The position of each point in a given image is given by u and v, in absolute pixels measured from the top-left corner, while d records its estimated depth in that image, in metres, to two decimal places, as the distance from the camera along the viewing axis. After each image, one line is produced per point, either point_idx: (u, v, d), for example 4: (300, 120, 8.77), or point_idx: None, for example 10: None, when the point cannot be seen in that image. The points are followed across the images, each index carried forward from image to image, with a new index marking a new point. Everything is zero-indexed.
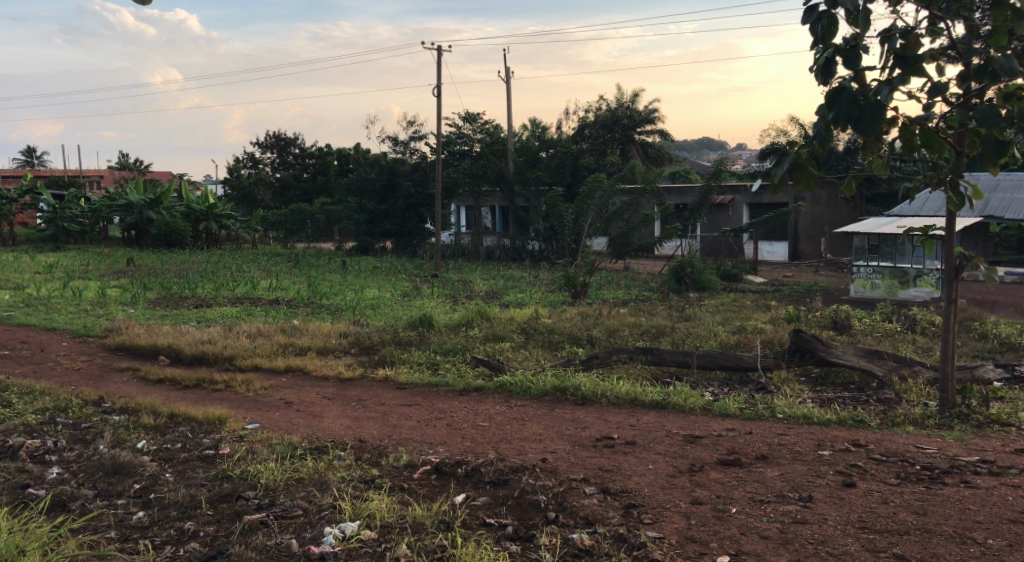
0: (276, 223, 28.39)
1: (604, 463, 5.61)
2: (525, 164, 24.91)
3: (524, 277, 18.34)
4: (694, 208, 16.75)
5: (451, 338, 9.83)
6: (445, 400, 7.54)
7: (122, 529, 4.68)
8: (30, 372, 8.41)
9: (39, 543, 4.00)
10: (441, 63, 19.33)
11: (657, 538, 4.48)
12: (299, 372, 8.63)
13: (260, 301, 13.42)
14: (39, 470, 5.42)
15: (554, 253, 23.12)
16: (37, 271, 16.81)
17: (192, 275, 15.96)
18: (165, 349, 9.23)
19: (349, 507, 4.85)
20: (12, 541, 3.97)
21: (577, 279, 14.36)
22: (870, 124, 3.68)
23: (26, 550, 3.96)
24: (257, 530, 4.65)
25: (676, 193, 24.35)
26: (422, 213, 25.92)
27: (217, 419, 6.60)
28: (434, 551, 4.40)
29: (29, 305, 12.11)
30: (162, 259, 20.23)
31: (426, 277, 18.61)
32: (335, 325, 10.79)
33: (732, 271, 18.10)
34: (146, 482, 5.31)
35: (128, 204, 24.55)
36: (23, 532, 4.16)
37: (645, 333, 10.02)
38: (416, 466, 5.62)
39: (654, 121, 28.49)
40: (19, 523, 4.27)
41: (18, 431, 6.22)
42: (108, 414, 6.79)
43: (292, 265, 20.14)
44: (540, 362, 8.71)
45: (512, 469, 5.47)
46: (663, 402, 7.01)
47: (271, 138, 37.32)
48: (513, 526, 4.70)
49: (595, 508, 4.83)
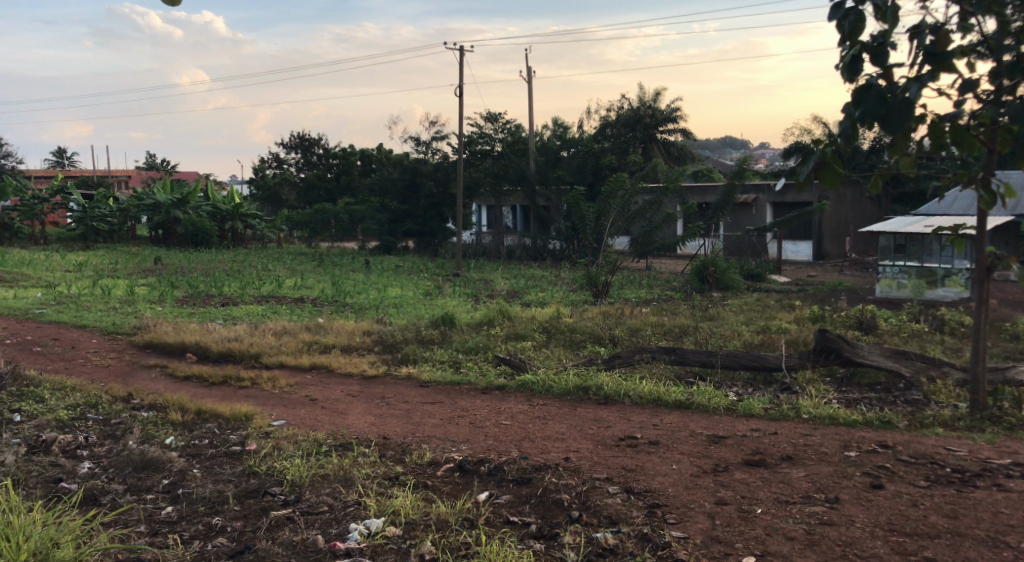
0: (301, 222, 28.70)
1: (628, 463, 5.62)
2: (546, 162, 24.96)
3: (546, 276, 18.37)
4: (717, 207, 16.55)
5: (473, 337, 9.87)
6: (468, 398, 7.57)
7: (153, 524, 4.74)
8: (61, 367, 8.55)
9: (72, 536, 4.06)
10: (462, 62, 19.36)
11: (681, 538, 4.49)
12: (325, 369, 8.71)
13: (286, 299, 13.57)
14: (71, 464, 5.50)
15: (576, 252, 23.09)
16: (70, 269, 17.08)
17: (219, 273, 16.12)
18: (192, 347, 9.32)
19: (374, 502, 4.90)
20: (48, 533, 4.01)
21: (599, 278, 14.26)
22: (898, 121, 3.64)
23: (60, 543, 4.00)
24: (283, 526, 4.70)
25: (699, 192, 24.29)
26: (444, 213, 25.94)
27: (245, 415, 6.68)
28: (458, 548, 4.45)
29: (61, 302, 12.30)
30: (190, 258, 20.39)
31: (447, 276, 18.75)
32: (359, 323, 10.87)
33: (755, 271, 18.00)
34: (174, 477, 5.38)
35: (155, 203, 24.78)
36: (57, 524, 4.22)
37: (668, 332, 10.01)
38: (439, 464, 5.66)
39: (676, 119, 28.35)
40: (54, 516, 4.32)
41: (51, 425, 6.31)
42: (137, 411, 6.88)
43: (317, 264, 20.31)
44: (563, 361, 8.74)
45: (535, 468, 5.51)
46: (687, 402, 7.00)
47: (295, 138, 37.85)
48: (537, 524, 4.72)
49: (619, 507, 4.86)
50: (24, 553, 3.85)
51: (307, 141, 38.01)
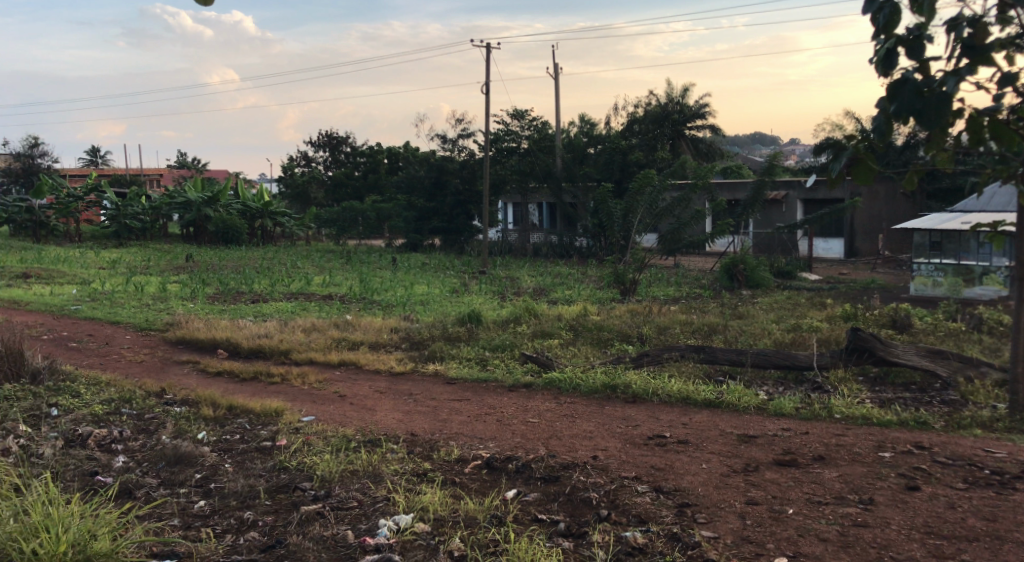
0: (328, 220, 28.89)
1: (657, 462, 5.59)
2: (574, 160, 24.88)
3: (572, 274, 18.32)
4: (747, 205, 16.38)
5: (500, 334, 9.86)
6: (496, 396, 7.57)
7: (186, 517, 4.79)
8: (96, 363, 8.67)
9: (109, 528, 4.10)
10: (489, 59, 19.34)
11: (712, 538, 4.45)
12: (353, 365, 8.75)
13: (315, 296, 13.66)
14: (106, 458, 5.57)
15: (603, 249, 23.00)
16: (103, 266, 17.31)
17: (249, 271, 16.25)
18: (223, 343, 9.41)
19: (403, 499, 4.91)
20: (85, 525, 4.06)
21: (626, 276, 14.14)
22: (937, 116, 3.34)
23: (98, 535, 4.05)
24: (313, 520, 4.72)
25: (728, 189, 24.10)
26: (471, 211, 25.96)
27: (275, 411, 6.73)
28: (487, 545, 4.45)
29: (95, 299, 12.47)
30: (220, 255, 20.57)
31: (474, 273, 18.77)
32: (387, 320, 10.91)
33: (785, 268, 17.84)
34: (207, 472, 5.43)
35: (186, 201, 25.05)
36: (94, 516, 4.27)
37: (697, 330, 9.94)
38: (467, 461, 5.67)
39: (705, 115, 28.15)
40: (91, 509, 4.37)
41: (86, 420, 6.40)
42: (170, 406, 6.96)
43: (344, 262, 20.44)
44: (590, 359, 8.71)
45: (563, 466, 5.49)
46: (716, 401, 6.95)
47: (323, 137, 38.13)
48: (566, 522, 4.71)
49: (648, 506, 4.83)
50: (62, 545, 3.90)
51: (335, 139, 38.23)
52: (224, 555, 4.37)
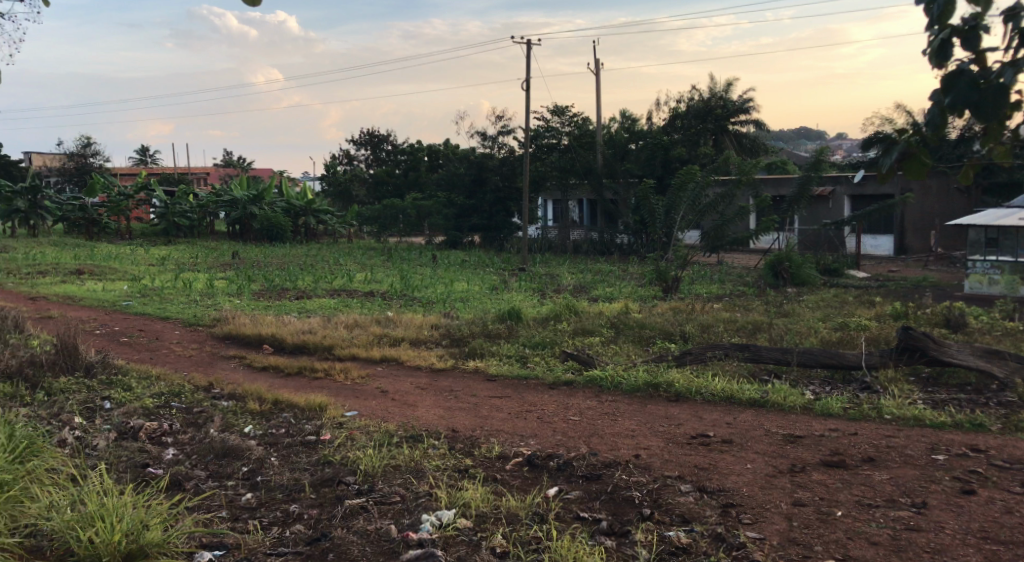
0: (370, 218, 29.10)
1: (701, 461, 5.52)
2: (615, 156, 24.74)
3: (613, 271, 18.21)
4: (792, 200, 16.13)
5: (540, 332, 9.84)
6: (536, 393, 7.55)
7: (233, 509, 4.85)
8: (146, 357, 8.83)
9: (161, 519, 4.16)
10: (529, 55, 19.30)
11: (757, 539, 4.38)
12: (394, 362, 8.79)
13: (357, 293, 13.77)
14: (156, 450, 5.66)
15: (644, 246, 22.86)
16: (152, 263, 17.65)
17: (293, 268, 16.44)
18: (268, 339, 9.51)
19: (445, 495, 4.91)
20: (138, 516, 4.12)
21: (668, 274, 14.01)
22: (996, 109, 3.02)
23: (150, 525, 4.11)
24: (357, 514, 4.75)
25: (773, 185, 23.78)
26: (511, 207, 25.94)
27: (319, 406, 6.78)
28: (529, 543, 4.43)
29: (145, 295, 12.71)
30: (265, 253, 20.84)
31: (514, 270, 18.77)
32: (427, 317, 10.95)
33: (832, 265, 17.55)
34: (253, 465, 5.49)
35: (232, 200, 25.44)
36: (145, 507, 4.33)
37: (741, 328, 9.81)
38: (508, 458, 5.65)
39: (749, 110, 27.82)
40: (143, 499, 4.44)
41: (137, 413, 6.51)
42: (218, 400, 7.05)
43: (385, 259, 20.57)
44: (632, 357, 8.64)
45: (605, 464, 5.45)
46: (761, 400, 6.85)
47: (365, 135, 38.45)
48: (608, 520, 4.67)
49: (692, 506, 4.78)
50: (117, 534, 3.95)
51: (376, 138, 38.52)
52: (271, 547, 4.41)
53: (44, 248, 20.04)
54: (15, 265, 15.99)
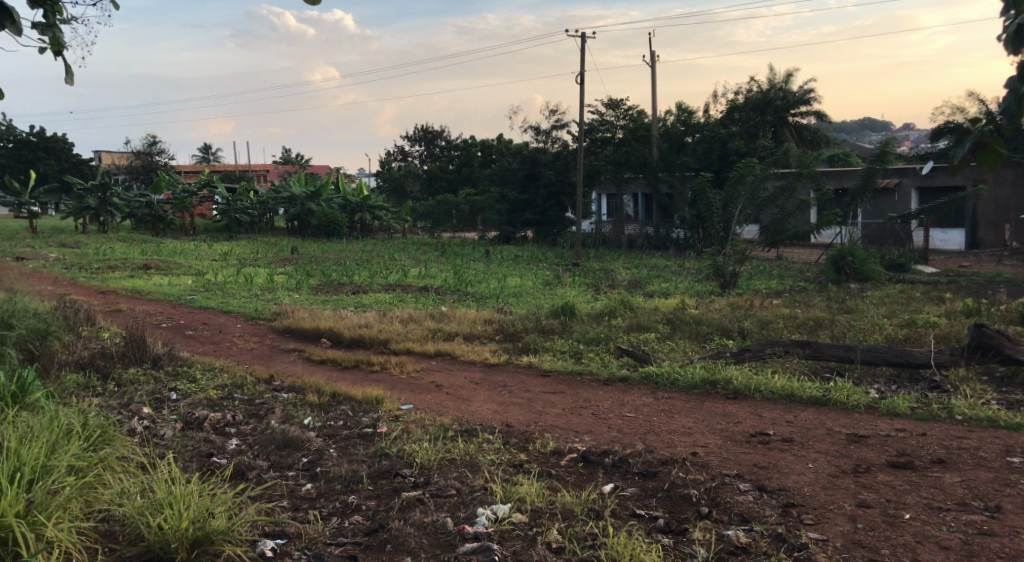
0: (424, 214, 29.29)
1: (760, 460, 5.41)
2: (670, 149, 24.48)
3: (669, 266, 18.03)
4: (856, 193, 15.75)
5: (595, 328, 9.77)
6: (590, 389, 7.50)
7: (294, 499, 4.91)
8: (209, 350, 9.02)
9: (226, 507, 4.22)
10: (584, 49, 19.18)
11: (820, 540, 4.29)
12: (449, 356, 8.81)
13: (412, 288, 13.87)
14: (220, 440, 5.76)
15: (701, 241, 22.57)
16: (215, 258, 18.04)
17: (350, 263, 16.65)
18: (326, 332, 9.63)
19: (500, 489, 4.90)
20: (204, 503, 4.18)
21: (726, 269, 13.78)
22: None
23: (215, 513, 4.17)
24: (414, 507, 4.76)
25: (835, 178, 23.28)
26: (564, 202, 25.83)
27: (375, 399, 6.84)
28: (585, 538, 4.40)
29: (208, 289, 12.99)
30: (323, 248, 21.14)
31: (568, 265, 18.70)
32: (481, 312, 10.98)
33: (898, 260, 17.11)
34: (313, 456, 5.55)
35: (291, 196, 25.87)
36: (210, 495, 4.40)
37: (802, 325, 9.60)
38: (563, 453, 5.62)
39: (810, 101, 27.27)
40: (208, 487, 4.51)
41: (202, 404, 6.65)
42: (278, 392, 7.16)
43: (440, 254, 20.67)
44: (689, 353, 8.52)
45: (661, 461, 5.39)
46: (823, 399, 6.70)
47: (419, 131, 38.75)
48: (665, 518, 4.60)
49: (751, 505, 4.69)
50: (185, 521, 4.02)
51: (430, 134, 38.76)
52: (331, 537, 4.46)
53: (112, 243, 20.63)
54: (85, 260, 16.49)
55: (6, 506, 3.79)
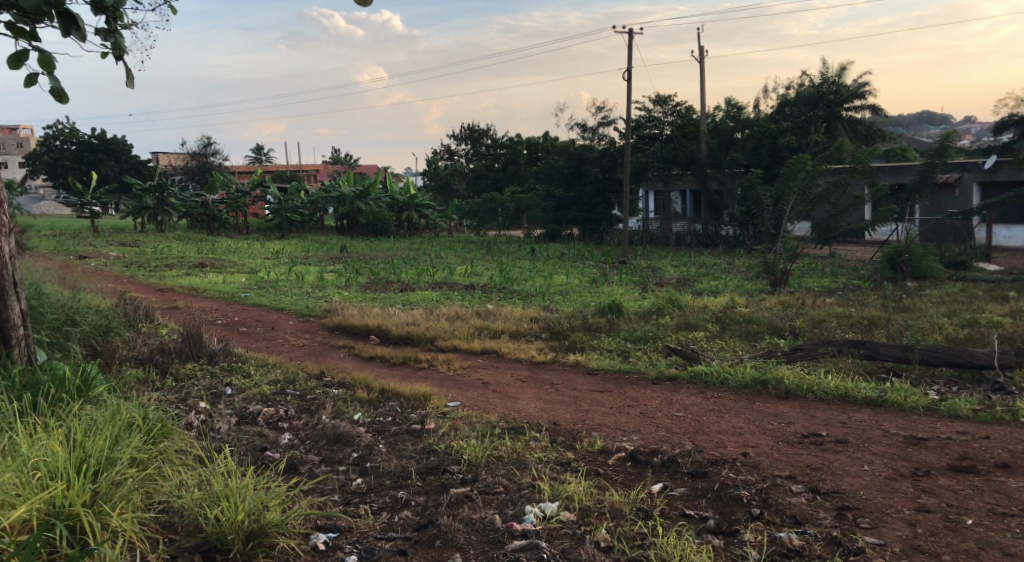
0: (470, 212, 29.37)
1: (813, 461, 5.30)
2: (719, 145, 24.17)
3: (718, 264, 17.77)
4: (914, 188, 15.37)
5: (642, 326, 9.67)
6: (638, 388, 7.42)
7: (345, 493, 4.94)
8: (262, 346, 9.14)
9: (281, 500, 4.27)
10: (631, 45, 19.03)
11: (878, 545, 4.20)
12: (495, 354, 8.80)
13: (458, 286, 13.90)
14: (273, 434, 5.82)
15: (751, 238, 22.25)
16: (267, 256, 18.33)
17: (397, 261, 16.77)
18: (375, 329, 9.70)
19: (548, 487, 4.87)
20: (259, 496, 4.24)
21: (777, 267, 13.45)
22: None
23: (270, 506, 4.23)
24: (462, 503, 4.76)
25: (892, 172, 22.77)
26: (611, 200, 25.67)
27: (423, 396, 6.86)
28: (634, 538, 4.36)
29: (261, 287, 13.20)
30: (372, 247, 21.35)
31: (615, 263, 18.58)
32: (527, 310, 10.96)
33: (958, 258, 16.67)
34: (363, 451, 5.58)
35: (340, 196, 26.17)
36: (264, 488, 4.46)
37: (856, 324, 9.39)
38: (611, 453, 5.56)
39: (864, 95, 26.71)
40: (263, 481, 4.57)
41: (256, 398, 6.74)
42: (328, 387, 7.22)
43: (486, 253, 20.70)
44: (739, 352, 8.40)
45: (711, 462, 5.30)
46: (879, 399, 6.54)
47: (465, 130, 38.92)
48: (715, 519, 4.53)
49: (804, 508, 4.60)
50: (241, 513, 4.09)
51: (476, 132, 38.89)
52: (382, 531, 4.48)
53: (168, 242, 21.09)
54: (143, 258, 16.87)
55: (72, 496, 3.93)
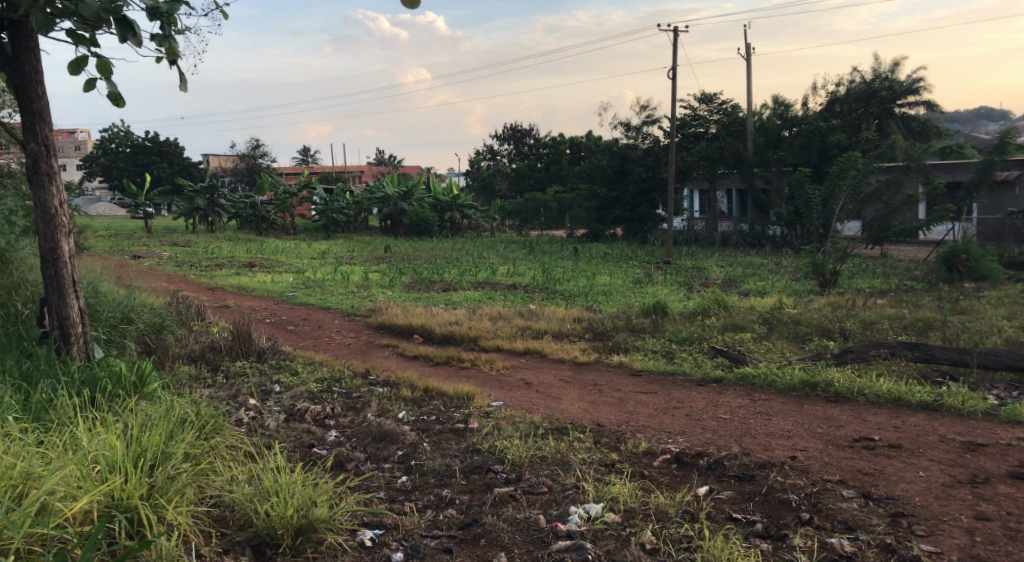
0: (513, 212, 29.36)
1: (865, 466, 5.17)
2: (766, 143, 23.84)
3: (764, 264, 17.50)
4: (972, 186, 14.97)
5: (688, 327, 9.55)
6: (683, 390, 7.32)
7: (390, 491, 4.95)
8: (309, 344, 9.23)
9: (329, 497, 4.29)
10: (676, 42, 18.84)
11: (934, 554, 4.10)
12: (538, 355, 8.76)
13: (501, 286, 13.89)
14: (320, 431, 5.85)
15: (798, 238, 21.90)
16: (313, 256, 18.53)
17: (441, 261, 16.84)
18: (418, 328, 9.73)
19: (593, 488, 4.82)
20: (308, 493, 4.27)
21: (826, 267, 13.21)
22: None
23: (318, 502, 4.25)
24: (507, 502, 4.73)
25: (947, 171, 22.22)
26: (655, 199, 25.46)
27: (467, 395, 6.85)
28: (680, 541, 4.30)
29: (308, 286, 13.34)
30: (415, 247, 21.48)
31: (659, 264, 18.42)
32: (570, 310, 10.90)
33: (1018, 259, 16.20)
34: (407, 449, 5.58)
35: (384, 196, 26.36)
36: (312, 484, 4.49)
37: (910, 326, 9.17)
38: (655, 454, 5.48)
39: (917, 91, 26.11)
40: (311, 477, 4.60)
41: (303, 396, 6.80)
42: (373, 386, 7.25)
43: (529, 253, 20.67)
44: (786, 354, 8.25)
45: (758, 465, 5.20)
46: (935, 404, 6.37)
47: (508, 130, 38.98)
48: (763, 523, 4.44)
49: (856, 513, 4.49)
50: (290, 509, 4.12)
51: (519, 132, 38.91)
52: (427, 529, 4.48)
53: (218, 242, 21.42)
54: (194, 258, 17.21)
55: (130, 489, 3.98)
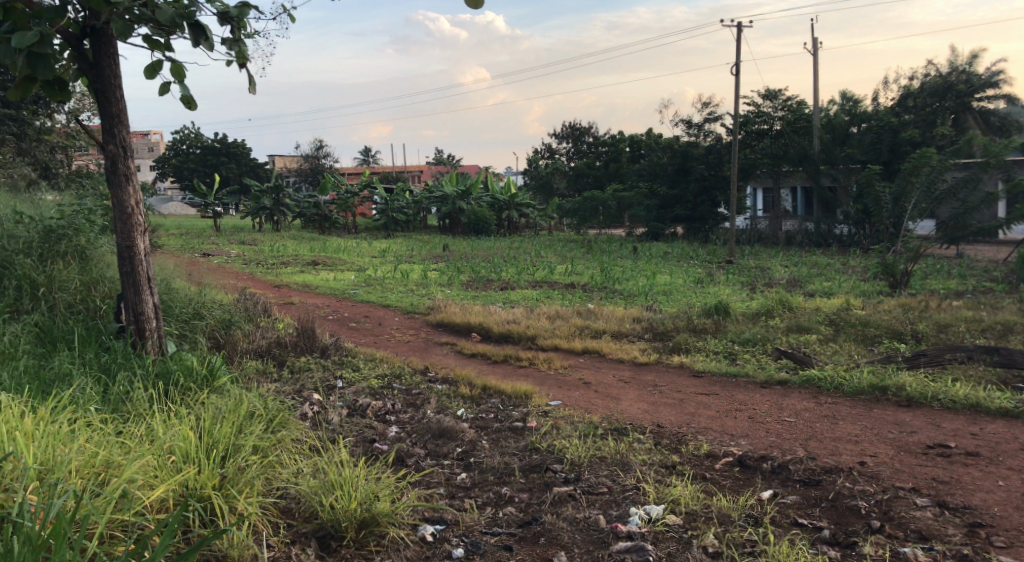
0: (572, 211, 29.21)
1: (939, 474, 4.96)
2: (833, 140, 23.26)
3: (830, 264, 17.07)
4: None
5: (751, 328, 9.35)
6: (746, 391, 7.15)
7: (450, 487, 4.92)
8: (369, 341, 9.29)
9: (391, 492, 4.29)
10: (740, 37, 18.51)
11: None
12: (596, 355, 8.67)
13: (559, 284, 13.79)
14: (381, 427, 5.87)
15: (866, 238, 21.32)
16: (374, 255, 18.68)
17: (499, 260, 16.82)
18: (477, 327, 9.71)
19: (654, 489, 4.72)
20: (372, 487, 4.28)
21: (896, 267, 12.81)
22: None
23: (381, 496, 4.26)
24: (566, 502, 4.67)
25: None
26: (717, 197, 25.06)
27: (525, 394, 6.80)
28: (744, 545, 4.17)
29: (368, 284, 13.45)
30: (473, 246, 21.52)
31: (721, 263, 18.11)
32: (629, 310, 10.77)
33: None
34: (466, 446, 5.55)
35: (443, 196, 26.49)
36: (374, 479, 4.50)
37: (988, 329, 8.82)
38: (717, 457, 5.35)
39: (996, 85, 25.15)
40: (373, 472, 4.61)
41: (364, 391, 6.83)
42: (433, 383, 7.25)
43: (587, 252, 20.54)
44: (854, 357, 8.01)
45: (825, 470, 5.03)
46: (1016, 410, 6.10)
47: (567, 128, 38.82)
48: (831, 529, 4.29)
49: (930, 522, 4.31)
50: (354, 502, 4.14)
51: (577, 130, 38.73)
52: (487, 526, 4.44)
53: (283, 240, 21.79)
54: (259, 256, 17.52)
55: (204, 479, 4.05)
